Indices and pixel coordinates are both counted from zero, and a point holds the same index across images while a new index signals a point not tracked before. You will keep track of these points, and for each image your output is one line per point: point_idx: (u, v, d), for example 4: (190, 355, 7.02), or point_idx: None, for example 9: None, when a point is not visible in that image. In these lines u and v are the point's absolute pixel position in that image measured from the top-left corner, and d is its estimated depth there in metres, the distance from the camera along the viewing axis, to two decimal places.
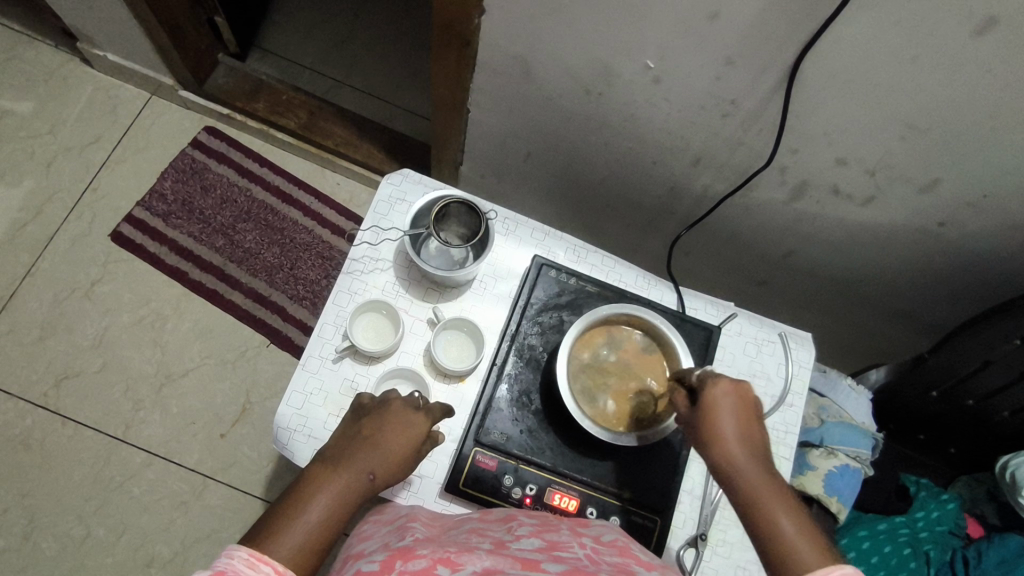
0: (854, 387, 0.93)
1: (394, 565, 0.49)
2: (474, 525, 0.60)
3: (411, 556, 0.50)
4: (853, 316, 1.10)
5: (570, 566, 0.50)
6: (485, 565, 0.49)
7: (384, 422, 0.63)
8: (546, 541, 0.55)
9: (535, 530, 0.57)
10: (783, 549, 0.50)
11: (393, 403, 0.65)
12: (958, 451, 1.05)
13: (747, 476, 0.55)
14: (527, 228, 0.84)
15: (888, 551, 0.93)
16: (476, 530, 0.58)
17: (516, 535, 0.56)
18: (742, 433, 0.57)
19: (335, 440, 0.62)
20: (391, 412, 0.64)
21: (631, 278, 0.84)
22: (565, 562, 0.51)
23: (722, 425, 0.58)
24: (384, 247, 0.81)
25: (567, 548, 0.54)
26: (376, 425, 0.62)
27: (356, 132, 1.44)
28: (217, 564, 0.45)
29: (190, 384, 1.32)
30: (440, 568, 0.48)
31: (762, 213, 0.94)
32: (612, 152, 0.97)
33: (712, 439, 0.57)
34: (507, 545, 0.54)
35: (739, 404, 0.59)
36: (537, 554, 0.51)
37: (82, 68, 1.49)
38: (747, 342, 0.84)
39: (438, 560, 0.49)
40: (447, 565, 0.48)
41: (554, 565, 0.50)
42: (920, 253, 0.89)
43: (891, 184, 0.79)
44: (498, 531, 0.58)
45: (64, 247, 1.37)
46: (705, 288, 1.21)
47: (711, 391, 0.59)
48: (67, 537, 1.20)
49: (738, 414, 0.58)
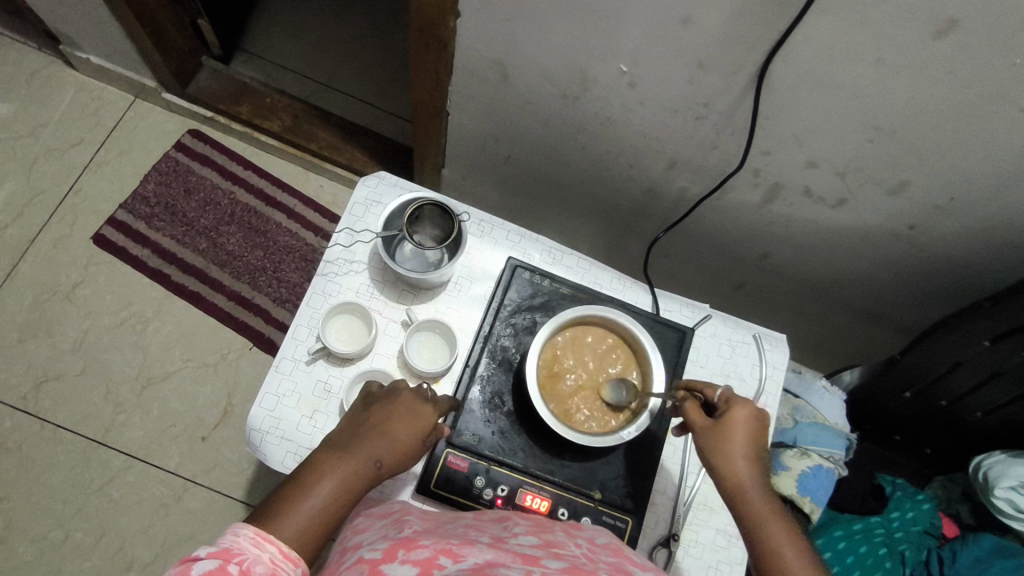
0: (829, 388, 0.94)
1: (396, 553, 0.49)
2: (470, 521, 0.59)
3: (414, 547, 0.49)
4: (831, 318, 1.11)
5: (570, 564, 0.49)
6: (486, 557, 0.48)
7: (392, 413, 0.63)
8: (544, 540, 0.55)
9: (531, 528, 0.57)
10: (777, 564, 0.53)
11: (403, 394, 0.65)
12: (933, 451, 1.05)
13: (754, 498, 0.57)
14: (502, 231, 0.84)
15: (863, 551, 0.94)
16: (473, 526, 0.58)
17: (513, 533, 0.56)
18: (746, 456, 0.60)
19: (343, 425, 0.63)
20: (401, 402, 0.64)
21: (606, 280, 0.85)
22: (565, 559, 0.50)
23: (735, 445, 0.59)
24: (360, 248, 0.81)
25: (563, 546, 0.54)
26: (384, 415, 0.63)
27: (339, 134, 1.44)
28: (223, 541, 0.47)
29: (172, 387, 1.31)
30: (442, 559, 0.47)
31: (737, 215, 0.95)
32: (590, 155, 0.97)
33: (723, 457, 0.59)
34: (505, 540, 0.54)
35: (754, 429, 0.61)
36: (536, 551, 0.51)
37: (66, 70, 1.49)
38: (721, 344, 0.85)
39: (440, 550, 0.48)
40: (449, 556, 0.48)
41: (554, 561, 0.49)
42: (893, 254, 0.90)
43: (861, 187, 0.80)
44: (494, 528, 0.57)
45: (44, 250, 1.36)
46: (685, 289, 1.22)
47: (733, 413, 0.61)
48: (46, 541, 1.19)
49: (750, 435, 0.60)
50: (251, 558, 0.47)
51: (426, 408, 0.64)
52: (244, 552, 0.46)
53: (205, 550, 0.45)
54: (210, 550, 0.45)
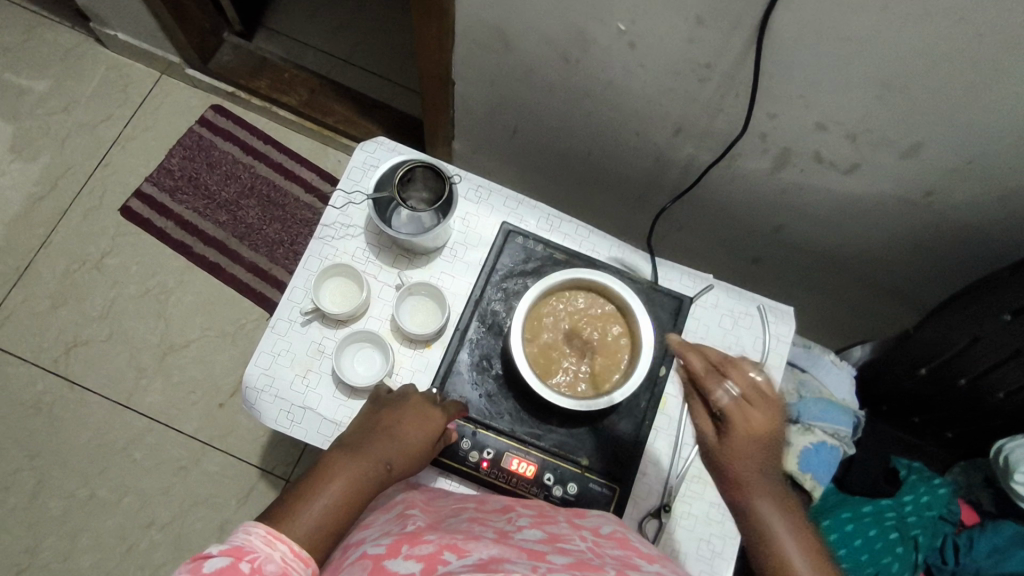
0: (837, 362, 0.92)
1: (401, 548, 0.45)
2: (473, 514, 0.57)
3: (419, 540, 0.46)
4: (850, 294, 1.07)
5: (577, 559, 0.45)
6: (491, 552, 0.44)
7: (404, 416, 0.62)
8: (549, 534, 0.51)
9: (535, 522, 0.54)
10: None
11: (412, 396, 0.66)
12: (954, 437, 1.00)
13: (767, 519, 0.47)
14: (499, 197, 0.84)
15: (873, 535, 0.91)
16: (476, 520, 0.54)
17: (517, 527, 0.53)
18: (761, 462, 0.49)
19: (356, 425, 0.61)
20: (409, 405, 0.64)
21: (605, 248, 0.83)
22: (571, 555, 0.46)
23: (746, 465, 0.49)
24: (356, 212, 0.81)
25: (568, 540, 0.50)
26: (392, 416, 0.62)
27: (355, 109, 1.45)
28: (234, 539, 0.45)
29: (192, 355, 1.36)
30: (446, 553, 0.44)
31: (747, 185, 0.92)
32: (596, 123, 0.95)
33: (734, 475, 0.49)
34: (510, 535, 0.50)
35: (766, 438, 0.50)
36: (541, 546, 0.47)
37: (97, 48, 1.54)
38: (722, 315, 0.82)
39: (445, 545, 0.45)
40: (453, 551, 0.44)
41: (560, 556, 0.45)
42: (909, 223, 0.86)
43: (873, 151, 0.76)
44: (498, 522, 0.54)
45: (75, 221, 1.42)
46: (698, 265, 1.19)
47: (740, 425, 0.50)
48: (74, 497, 1.26)
49: (760, 449, 0.49)
50: (263, 557, 0.44)
51: (436, 412, 0.64)
52: (255, 549, 0.44)
53: (217, 547, 0.43)
54: (221, 548, 0.43)
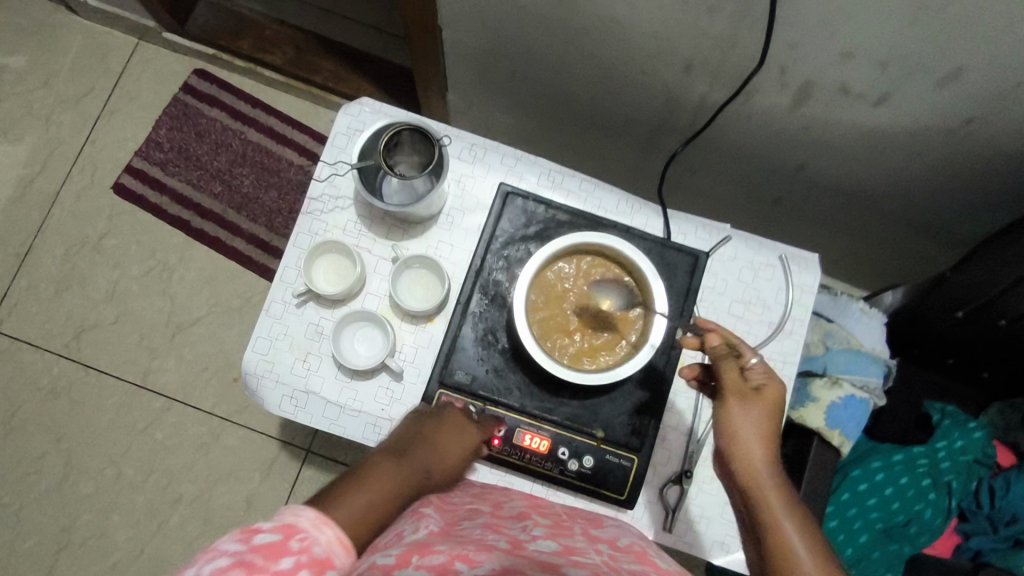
0: (867, 310, 0.86)
1: (411, 557, 0.40)
2: (485, 519, 0.52)
3: (428, 550, 0.41)
4: (879, 232, 1.00)
5: (596, 575, 0.43)
6: (507, 565, 0.41)
7: (445, 430, 0.59)
8: (563, 546, 0.48)
9: (548, 532, 0.51)
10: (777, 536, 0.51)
11: (451, 413, 0.63)
12: (991, 376, 0.95)
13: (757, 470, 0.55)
14: (496, 155, 0.78)
15: (904, 483, 0.88)
16: (489, 527, 0.50)
17: (530, 535, 0.50)
18: (755, 424, 0.57)
19: (401, 427, 0.59)
20: (451, 421, 0.62)
21: (613, 203, 0.77)
22: (589, 570, 0.44)
23: (743, 427, 0.57)
24: (344, 182, 0.76)
25: (583, 553, 0.48)
26: (433, 427, 0.59)
27: (343, 65, 1.38)
28: (278, 519, 0.40)
29: (201, 331, 1.34)
30: (458, 564, 0.39)
31: (765, 122, 0.85)
32: (598, 64, 0.87)
33: (730, 435, 0.57)
34: (524, 546, 0.47)
35: (762, 407, 0.57)
36: (556, 558, 0.45)
37: (69, 16, 1.46)
38: (742, 268, 0.77)
39: (456, 555, 0.41)
40: (465, 562, 0.40)
41: (578, 572, 0.43)
42: (945, 154, 0.78)
43: (906, 78, 0.68)
44: (512, 530, 0.50)
45: (69, 202, 1.39)
46: (714, 209, 1.13)
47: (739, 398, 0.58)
48: (101, 477, 1.27)
49: (758, 415, 0.57)
50: (308, 542, 0.40)
51: (473, 427, 0.63)
52: (301, 534, 0.40)
53: (265, 523, 0.39)
54: (268, 525, 0.39)
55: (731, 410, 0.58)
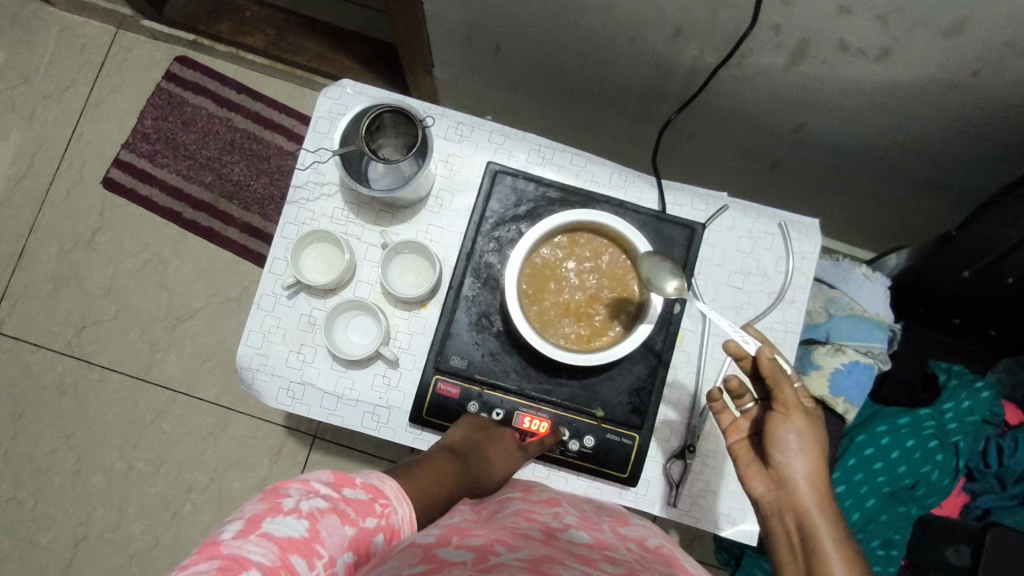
0: (868, 274, 0.84)
1: (451, 539, 0.46)
2: (518, 506, 0.56)
3: (467, 533, 0.47)
4: (882, 191, 0.97)
5: (626, 568, 0.46)
6: (542, 552, 0.45)
7: (501, 441, 0.65)
8: (595, 539, 0.52)
9: (581, 523, 0.55)
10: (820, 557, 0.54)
11: (507, 436, 0.65)
12: (998, 333, 0.93)
13: (800, 493, 0.58)
14: (483, 132, 0.75)
15: (910, 446, 0.87)
16: (522, 514, 0.54)
17: (563, 523, 0.53)
18: (800, 451, 0.59)
19: (459, 430, 0.64)
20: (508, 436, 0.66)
21: (605, 176, 0.75)
22: (620, 563, 0.47)
23: (790, 454, 0.59)
24: (328, 168, 0.74)
25: (614, 548, 0.51)
26: (486, 436, 0.64)
27: (326, 44, 1.34)
28: (374, 480, 0.52)
29: (201, 323, 1.34)
30: (497, 547, 0.45)
31: (761, 84, 0.82)
32: (585, 31, 0.84)
33: (779, 461, 0.60)
34: (556, 535, 0.51)
35: (808, 434, 0.59)
36: (590, 551, 0.48)
37: (44, 8, 1.42)
38: (740, 237, 0.75)
39: (495, 539, 0.46)
40: (503, 545, 0.46)
41: (610, 565, 0.46)
42: (950, 108, 0.75)
43: (909, 31, 0.65)
44: (543, 516, 0.54)
45: (60, 199, 1.37)
46: (712, 175, 1.10)
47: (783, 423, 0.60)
48: (113, 471, 1.29)
49: (803, 442, 0.59)
50: (391, 510, 0.50)
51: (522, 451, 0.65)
52: (385, 498, 0.50)
53: (361, 479, 0.50)
54: (363, 482, 0.50)
55: (798, 427, 0.59)
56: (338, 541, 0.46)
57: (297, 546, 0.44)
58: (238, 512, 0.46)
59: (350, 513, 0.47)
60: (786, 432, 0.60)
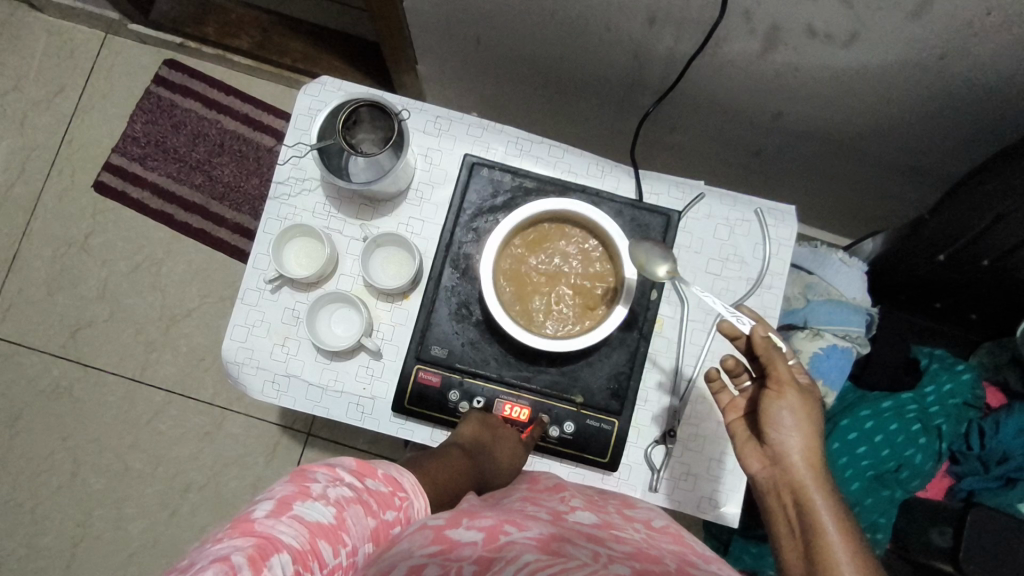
0: (845, 260, 0.85)
1: (461, 520, 0.47)
2: (524, 493, 0.57)
3: (478, 515, 0.48)
4: (861, 177, 0.98)
5: (635, 548, 0.47)
6: (551, 533, 0.47)
7: (505, 439, 0.65)
8: (602, 520, 0.53)
9: (587, 505, 0.56)
10: (819, 538, 0.54)
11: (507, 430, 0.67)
12: (979, 317, 0.94)
13: (798, 473, 0.57)
14: (461, 126, 0.76)
15: (894, 429, 0.88)
16: (529, 498, 0.55)
17: (570, 507, 0.54)
18: (796, 429, 0.58)
19: (468, 428, 0.65)
20: (510, 435, 0.67)
21: (583, 166, 0.76)
22: (630, 543, 0.49)
23: (786, 433, 0.58)
24: (308, 164, 0.75)
25: (622, 528, 0.52)
26: (493, 437, 0.65)
27: (313, 43, 1.35)
28: (392, 474, 0.51)
29: (195, 323, 1.35)
30: (507, 527, 0.47)
31: (736, 72, 0.83)
32: (561, 22, 0.85)
33: (776, 439, 0.59)
34: (564, 517, 0.52)
35: (804, 412, 0.59)
36: (597, 531, 0.50)
37: (31, 14, 1.43)
38: (717, 225, 0.76)
39: (504, 519, 0.48)
40: (513, 524, 0.47)
41: (618, 544, 0.48)
42: (923, 91, 0.76)
43: (876, 14, 0.66)
44: (550, 501, 0.55)
45: (53, 204, 1.39)
46: (695, 166, 1.11)
47: (778, 401, 0.59)
48: (111, 472, 1.30)
49: (800, 420, 0.58)
50: (409, 503, 0.49)
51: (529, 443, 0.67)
52: (405, 491, 0.49)
53: (382, 472, 0.49)
54: (382, 475, 0.49)
55: (791, 406, 0.58)
56: (362, 531, 0.44)
57: (326, 533, 0.42)
58: (263, 495, 0.45)
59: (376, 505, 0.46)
60: (780, 410, 0.59)
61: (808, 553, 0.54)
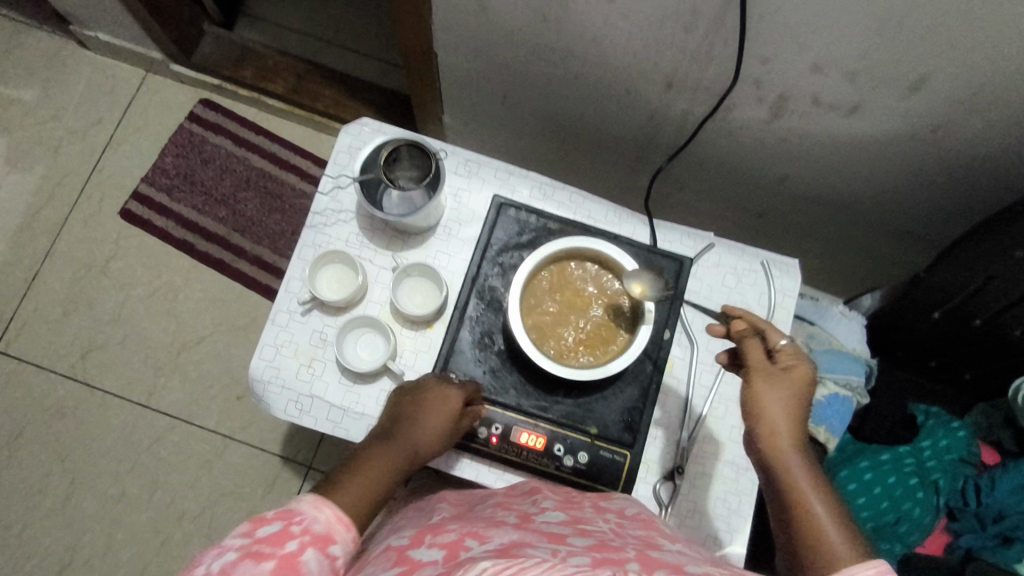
0: (845, 313, 0.92)
1: (424, 539, 0.47)
2: (498, 499, 0.58)
3: (441, 531, 0.48)
4: (859, 239, 1.04)
5: (597, 541, 0.47)
6: (512, 537, 0.46)
7: (423, 400, 0.65)
8: (570, 517, 0.54)
9: (559, 505, 0.57)
10: (809, 524, 0.52)
11: (428, 385, 0.66)
12: (973, 376, 0.98)
13: (787, 459, 0.56)
14: (491, 169, 0.82)
15: (892, 482, 0.91)
16: (501, 504, 0.57)
17: (541, 508, 0.56)
18: (785, 413, 0.57)
19: (387, 418, 0.64)
20: (428, 389, 0.66)
21: (601, 213, 0.82)
22: (591, 536, 0.49)
23: (774, 416, 0.57)
24: (346, 197, 0.80)
25: (590, 521, 0.53)
26: (415, 405, 0.64)
27: (343, 92, 1.43)
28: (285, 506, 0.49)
29: (206, 351, 1.37)
30: (468, 541, 0.45)
31: (745, 137, 0.89)
32: (586, 83, 0.92)
33: (763, 423, 0.57)
34: (532, 519, 0.52)
35: (790, 393, 0.58)
36: (562, 529, 0.50)
37: (79, 51, 1.52)
38: (726, 273, 0.81)
39: (466, 533, 0.47)
40: (474, 537, 0.46)
41: (580, 539, 0.47)
42: (917, 160, 0.83)
43: (875, 89, 0.73)
44: (522, 505, 0.57)
45: (78, 228, 1.43)
46: (702, 223, 1.17)
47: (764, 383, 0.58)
48: (106, 496, 1.29)
49: (787, 404, 0.57)
50: (310, 521, 0.48)
51: (452, 393, 0.66)
52: (302, 513, 0.48)
53: (269, 511, 0.47)
54: (274, 511, 0.48)
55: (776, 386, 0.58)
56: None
57: None
58: None
59: (272, 545, 0.45)
60: (767, 393, 0.58)
61: (797, 541, 0.52)
